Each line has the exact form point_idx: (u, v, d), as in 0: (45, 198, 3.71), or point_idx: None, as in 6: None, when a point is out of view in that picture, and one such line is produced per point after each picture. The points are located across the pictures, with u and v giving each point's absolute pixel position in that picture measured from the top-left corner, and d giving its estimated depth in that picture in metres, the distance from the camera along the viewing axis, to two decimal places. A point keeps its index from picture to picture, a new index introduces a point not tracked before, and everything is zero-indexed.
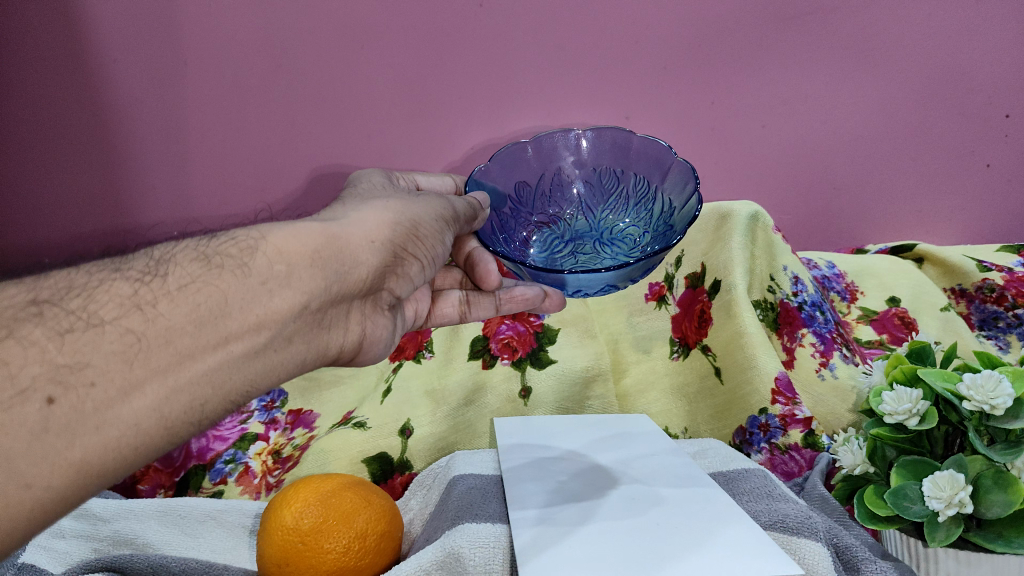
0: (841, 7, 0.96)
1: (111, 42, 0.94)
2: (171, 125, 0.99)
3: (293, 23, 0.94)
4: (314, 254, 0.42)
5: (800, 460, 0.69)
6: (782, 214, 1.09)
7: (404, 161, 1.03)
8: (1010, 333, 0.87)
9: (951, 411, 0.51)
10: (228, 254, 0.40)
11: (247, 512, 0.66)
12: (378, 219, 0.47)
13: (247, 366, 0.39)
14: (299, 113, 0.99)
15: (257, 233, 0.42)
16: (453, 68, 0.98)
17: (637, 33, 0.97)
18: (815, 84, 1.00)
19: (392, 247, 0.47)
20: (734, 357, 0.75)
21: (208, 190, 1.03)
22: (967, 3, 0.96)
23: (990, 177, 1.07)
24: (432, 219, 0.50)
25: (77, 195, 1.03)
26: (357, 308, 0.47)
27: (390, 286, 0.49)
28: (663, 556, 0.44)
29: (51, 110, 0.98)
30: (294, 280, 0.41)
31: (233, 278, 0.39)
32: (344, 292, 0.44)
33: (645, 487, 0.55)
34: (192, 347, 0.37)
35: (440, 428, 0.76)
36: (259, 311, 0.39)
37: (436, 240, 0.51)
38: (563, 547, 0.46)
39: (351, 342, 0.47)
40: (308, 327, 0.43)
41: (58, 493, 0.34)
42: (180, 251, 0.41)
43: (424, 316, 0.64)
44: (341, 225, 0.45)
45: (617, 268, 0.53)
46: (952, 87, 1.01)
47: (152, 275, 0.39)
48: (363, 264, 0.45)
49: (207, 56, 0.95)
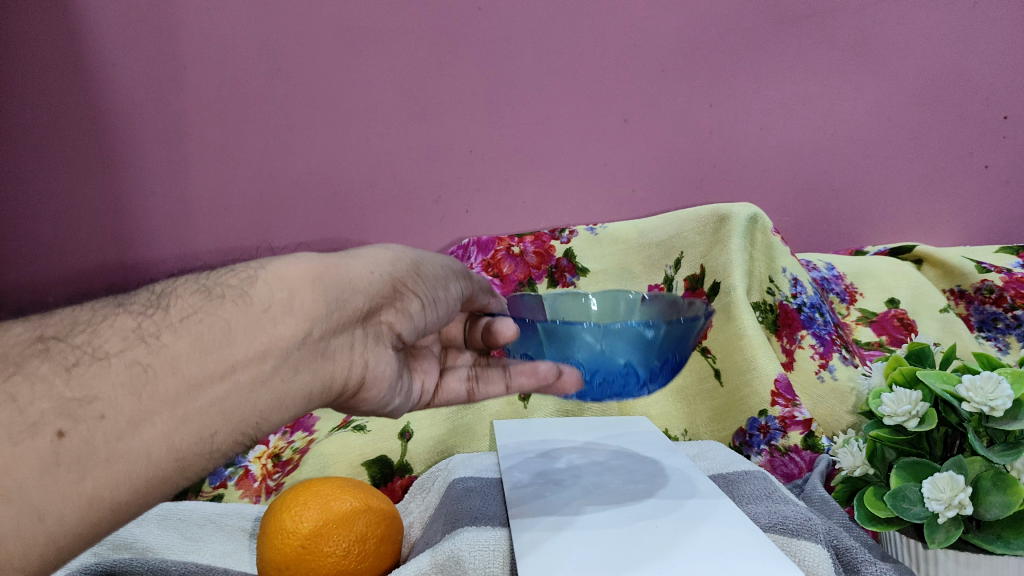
0: (828, 12, 1.01)
1: (128, 46, 1.00)
2: (177, 128, 1.02)
3: (303, 30, 0.99)
4: (315, 280, 0.41)
5: (800, 461, 0.68)
6: (781, 215, 1.07)
7: (402, 163, 1.03)
8: (1009, 334, 0.87)
9: (951, 413, 0.51)
10: (229, 284, 0.40)
11: (247, 517, 0.67)
12: (381, 257, 0.46)
13: (251, 395, 0.38)
14: (302, 115, 1.02)
15: (257, 264, 0.41)
16: (454, 72, 1.01)
17: (635, 38, 1.01)
18: (809, 85, 1.03)
19: (392, 279, 0.46)
20: (734, 359, 0.75)
21: (208, 194, 1.03)
22: (949, 9, 1.01)
23: (990, 179, 1.06)
24: (434, 260, 0.51)
25: (79, 198, 1.04)
26: (361, 340, 0.45)
27: (390, 319, 0.47)
28: (673, 558, 0.44)
29: (64, 114, 1.02)
30: (297, 306, 0.40)
31: (235, 307, 0.38)
32: (345, 320, 0.42)
33: (672, 500, 0.53)
34: (199, 375, 0.36)
35: (440, 431, 0.76)
36: (263, 338, 0.38)
37: (438, 279, 0.50)
38: (554, 548, 0.46)
39: (355, 376, 0.44)
40: (311, 356, 0.41)
41: (72, 527, 0.33)
42: (181, 285, 0.40)
43: (431, 391, 0.56)
44: (340, 256, 0.43)
45: (653, 322, 0.49)
46: (944, 88, 1.04)
47: (155, 309, 0.38)
48: (363, 293, 0.44)
49: (220, 61, 1.00)
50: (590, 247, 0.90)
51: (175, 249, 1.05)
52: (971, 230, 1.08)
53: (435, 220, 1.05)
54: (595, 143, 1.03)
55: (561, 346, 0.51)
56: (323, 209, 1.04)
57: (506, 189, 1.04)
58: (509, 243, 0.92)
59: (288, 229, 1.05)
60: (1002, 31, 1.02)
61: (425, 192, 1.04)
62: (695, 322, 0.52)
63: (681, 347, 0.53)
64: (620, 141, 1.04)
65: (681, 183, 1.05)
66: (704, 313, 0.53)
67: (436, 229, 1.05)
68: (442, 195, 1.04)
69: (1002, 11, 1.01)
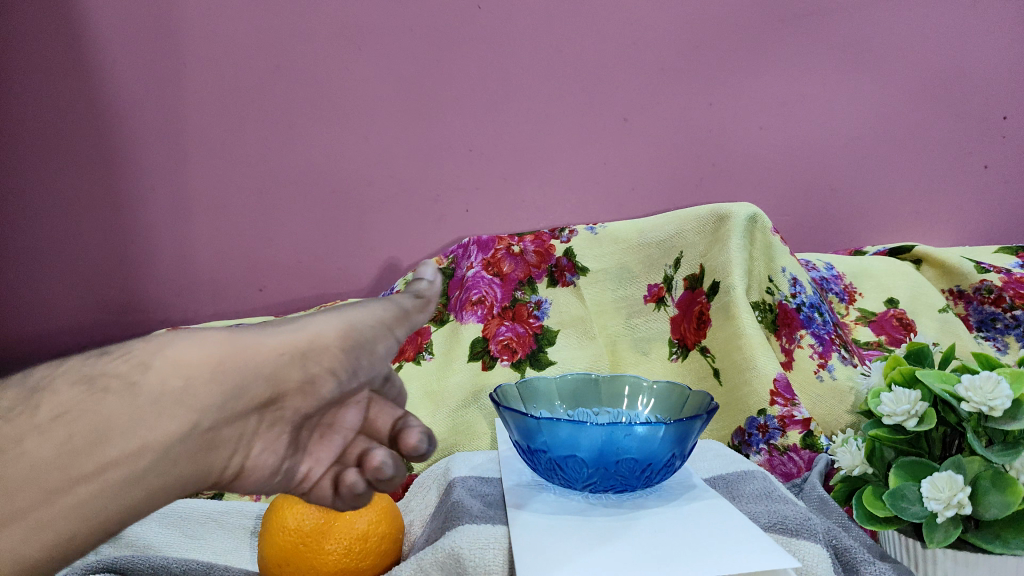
0: (823, 15, 1.02)
1: (138, 47, 1.02)
2: (180, 127, 1.03)
3: (308, 32, 1.02)
4: (211, 368, 0.37)
5: (799, 461, 0.68)
6: (781, 215, 1.06)
7: (402, 161, 1.04)
8: (1008, 334, 0.88)
9: (950, 412, 0.51)
10: (115, 372, 0.37)
11: (248, 514, 0.67)
12: (310, 322, 0.41)
13: (119, 497, 0.35)
14: (305, 114, 1.03)
15: (151, 347, 0.38)
16: (455, 72, 1.03)
17: (634, 38, 1.02)
18: (807, 85, 1.04)
19: (309, 359, 0.39)
20: (733, 359, 0.75)
21: (209, 190, 1.04)
22: (942, 13, 1.03)
23: (990, 179, 1.06)
24: (377, 327, 0.42)
25: (82, 193, 1.05)
26: (259, 427, 0.39)
27: (298, 405, 0.40)
28: (703, 543, 0.43)
29: (71, 110, 1.04)
30: (180, 401, 0.36)
31: (113, 402, 0.36)
32: (238, 409, 0.38)
33: (691, 491, 0.53)
34: (59, 480, 0.34)
35: (440, 429, 0.77)
36: (138, 437, 0.35)
37: (376, 352, 0.42)
38: (579, 536, 0.45)
39: (242, 467, 0.39)
40: (192, 454, 0.37)
41: None
42: (66, 373, 0.38)
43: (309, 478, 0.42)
44: (248, 335, 0.39)
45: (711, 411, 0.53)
46: (941, 88, 1.05)
47: (25, 407, 0.36)
48: (264, 379, 0.38)
49: (226, 62, 1.02)
50: (590, 246, 0.90)
51: (174, 244, 1.05)
52: (973, 231, 1.08)
53: (434, 219, 1.05)
54: (595, 143, 1.04)
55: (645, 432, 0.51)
56: (322, 207, 1.04)
57: (506, 188, 1.04)
58: (509, 242, 0.92)
59: (287, 226, 1.05)
60: (994, 34, 1.04)
61: (425, 191, 1.04)
62: (695, 423, 0.51)
63: (684, 451, 0.53)
64: (620, 140, 1.04)
65: (681, 183, 1.05)
66: (704, 415, 0.52)
67: (435, 227, 1.05)
68: (442, 194, 1.04)
69: (989, 15, 1.04)
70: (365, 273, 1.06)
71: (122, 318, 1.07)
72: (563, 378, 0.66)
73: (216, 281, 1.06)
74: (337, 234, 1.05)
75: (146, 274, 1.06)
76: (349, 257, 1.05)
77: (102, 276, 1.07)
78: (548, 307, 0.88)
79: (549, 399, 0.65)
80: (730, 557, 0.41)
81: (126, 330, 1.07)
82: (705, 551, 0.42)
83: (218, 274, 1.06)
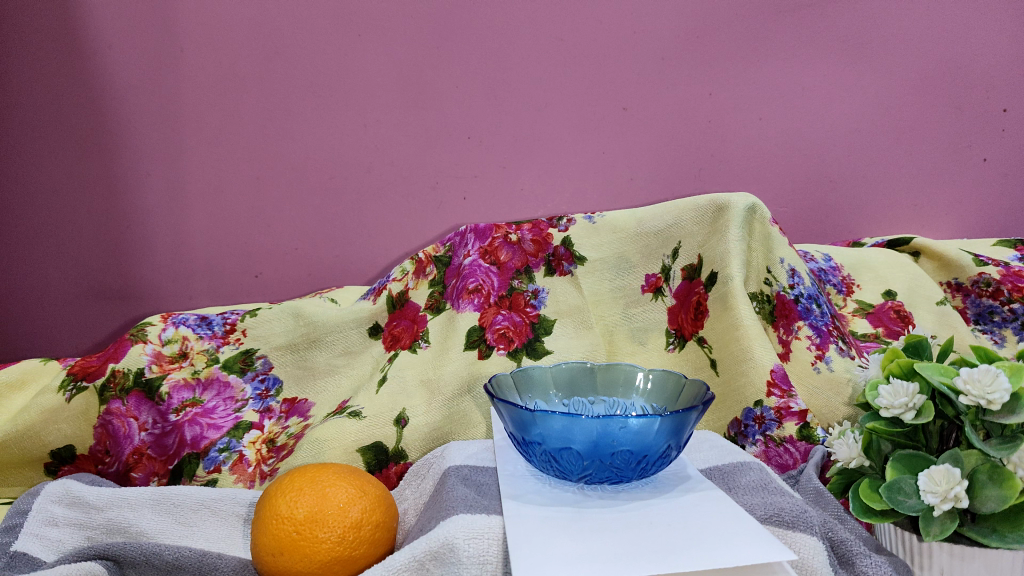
0: (826, 5, 1.01)
1: (132, 28, 1.01)
2: (173, 111, 1.02)
3: (306, 16, 1.00)
4: None
5: (794, 452, 0.68)
6: (780, 206, 1.05)
7: (398, 147, 1.03)
8: (1005, 328, 0.87)
9: (947, 406, 0.51)
10: None
11: (241, 501, 0.66)
12: None
13: None
14: (300, 100, 1.02)
15: None
16: (453, 58, 1.01)
17: (634, 26, 1.01)
18: (809, 76, 1.03)
19: None
20: (729, 349, 0.75)
21: (202, 176, 1.03)
22: (945, 4, 1.03)
23: (989, 172, 1.06)
24: None
25: (76, 178, 1.05)
26: None
27: None
28: (704, 536, 0.42)
29: (66, 94, 1.03)
30: None
31: None
32: None
33: (688, 483, 0.53)
34: None
35: (434, 418, 0.76)
36: None
37: None
38: (574, 528, 0.45)
39: None
40: None
41: None
42: None
43: None
44: None
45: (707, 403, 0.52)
46: (943, 81, 1.04)
47: None
48: None
49: (221, 45, 1.01)
50: (588, 236, 0.89)
51: (170, 230, 1.04)
52: (972, 223, 1.07)
53: (430, 207, 1.04)
54: (594, 133, 1.03)
55: (638, 437, 0.50)
56: (318, 193, 1.03)
57: (503, 177, 1.03)
58: (506, 231, 0.91)
59: (282, 212, 1.04)
60: (995, 25, 1.03)
61: (423, 178, 1.03)
62: (690, 414, 0.51)
63: (679, 442, 0.52)
64: (618, 130, 1.03)
65: (679, 173, 1.04)
66: (699, 406, 0.51)
67: (432, 215, 1.04)
68: (439, 182, 1.03)
69: (992, 6, 1.03)
70: (361, 261, 1.05)
71: (115, 304, 1.06)
72: (558, 367, 0.65)
73: (211, 268, 1.05)
74: (333, 222, 1.04)
75: (141, 259, 1.05)
76: (345, 245, 1.05)
77: (96, 262, 1.06)
78: (544, 296, 0.87)
79: (544, 388, 0.64)
80: (726, 549, 0.40)
81: (119, 317, 1.06)
82: (708, 541, 0.42)
83: (211, 260, 1.05)
